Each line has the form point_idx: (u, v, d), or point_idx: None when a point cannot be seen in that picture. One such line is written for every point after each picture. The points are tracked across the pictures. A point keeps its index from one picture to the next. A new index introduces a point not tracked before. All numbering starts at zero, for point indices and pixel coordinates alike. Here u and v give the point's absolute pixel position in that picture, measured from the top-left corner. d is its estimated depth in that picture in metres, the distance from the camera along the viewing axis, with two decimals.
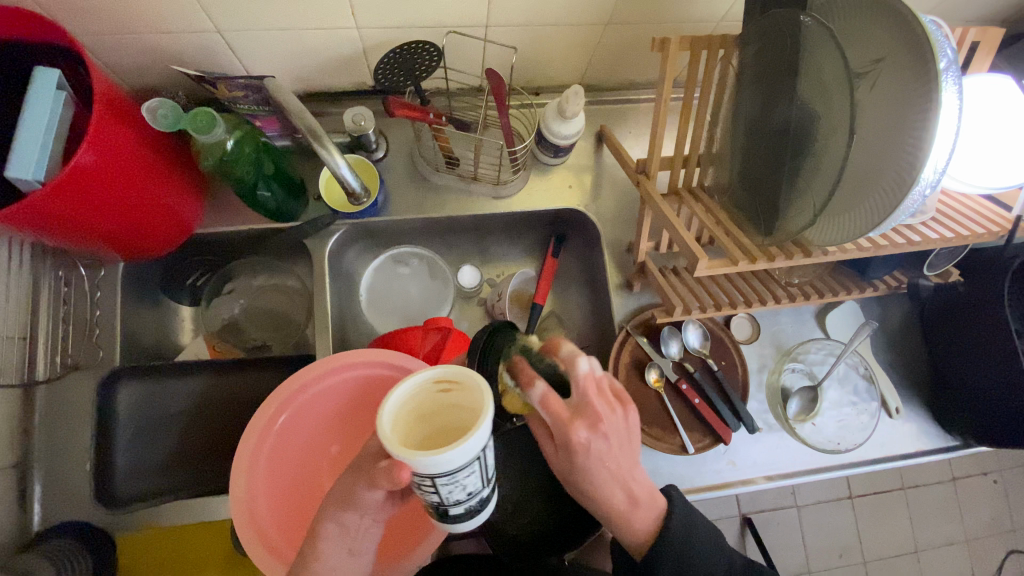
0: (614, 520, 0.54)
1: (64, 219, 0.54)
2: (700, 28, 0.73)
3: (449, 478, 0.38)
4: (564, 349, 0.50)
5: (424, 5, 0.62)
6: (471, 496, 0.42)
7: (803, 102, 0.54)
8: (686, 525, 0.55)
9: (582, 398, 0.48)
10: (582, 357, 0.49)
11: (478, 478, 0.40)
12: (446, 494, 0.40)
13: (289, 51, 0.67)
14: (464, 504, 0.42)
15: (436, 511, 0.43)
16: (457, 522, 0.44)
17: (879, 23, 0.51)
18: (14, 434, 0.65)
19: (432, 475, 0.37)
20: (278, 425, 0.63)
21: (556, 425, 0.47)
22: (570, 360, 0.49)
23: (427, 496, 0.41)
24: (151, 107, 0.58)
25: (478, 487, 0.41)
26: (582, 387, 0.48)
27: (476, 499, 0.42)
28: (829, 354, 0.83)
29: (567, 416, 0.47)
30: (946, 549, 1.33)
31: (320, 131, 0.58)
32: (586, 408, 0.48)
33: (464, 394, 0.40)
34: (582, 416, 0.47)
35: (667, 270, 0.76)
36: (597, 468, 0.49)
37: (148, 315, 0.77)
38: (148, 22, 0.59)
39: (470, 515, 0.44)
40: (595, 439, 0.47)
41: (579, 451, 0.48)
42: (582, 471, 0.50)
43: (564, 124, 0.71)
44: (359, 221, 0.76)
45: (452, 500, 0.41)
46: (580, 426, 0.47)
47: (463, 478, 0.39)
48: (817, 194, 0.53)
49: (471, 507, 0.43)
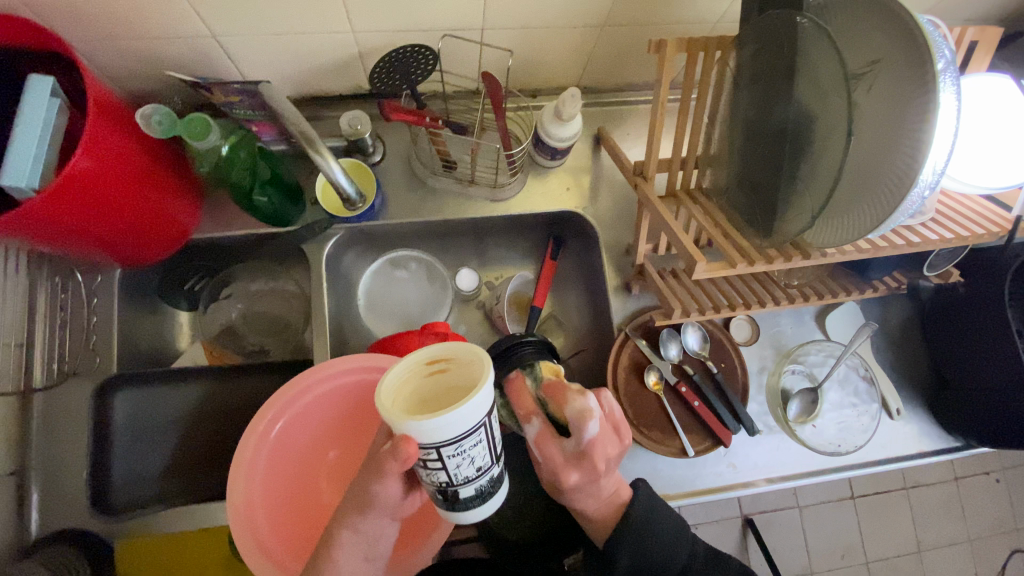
0: (591, 519, 0.57)
1: (58, 225, 0.54)
2: (698, 29, 0.72)
3: (455, 448, 0.39)
4: (570, 409, 0.47)
5: (420, 9, 0.61)
6: (480, 473, 0.42)
7: (800, 104, 0.54)
8: (648, 512, 0.56)
9: (584, 448, 0.49)
10: (587, 425, 0.46)
11: (485, 452, 0.41)
12: (453, 472, 0.40)
13: (284, 56, 0.67)
14: (474, 483, 0.42)
15: (445, 497, 0.43)
16: (469, 508, 0.44)
17: (876, 24, 0.51)
18: (11, 441, 0.65)
19: (437, 444, 0.38)
20: (274, 430, 0.62)
21: (550, 465, 0.50)
22: (576, 425, 0.47)
23: (433, 478, 0.41)
24: (144, 113, 0.58)
25: (486, 462, 0.42)
26: (580, 442, 0.48)
27: (486, 478, 0.43)
28: (828, 356, 0.82)
29: (563, 460, 0.50)
30: (949, 549, 1.32)
31: (314, 136, 0.58)
32: (585, 459, 0.49)
33: (459, 369, 0.40)
34: (577, 464, 0.50)
35: (665, 273, 0.76)
36: (580, 494, 0.54)
37: (146, 320, 0.77)
38: (143, 27, 0.59)
39: (481, 499, 0.44)
40: (585, 477, 0.50)
41: (568, 485, 0.51)
42: (564, 494, 0.54)
43: (560, 126, 0.71)
44: (355, 225, 0.76)
45: (461, 477, 0.41)
46: (576, 470, 0.50)
47: (469, 449, 0.40)
48: (815, 197, 0.52)
49: (482, 489, 0.43)
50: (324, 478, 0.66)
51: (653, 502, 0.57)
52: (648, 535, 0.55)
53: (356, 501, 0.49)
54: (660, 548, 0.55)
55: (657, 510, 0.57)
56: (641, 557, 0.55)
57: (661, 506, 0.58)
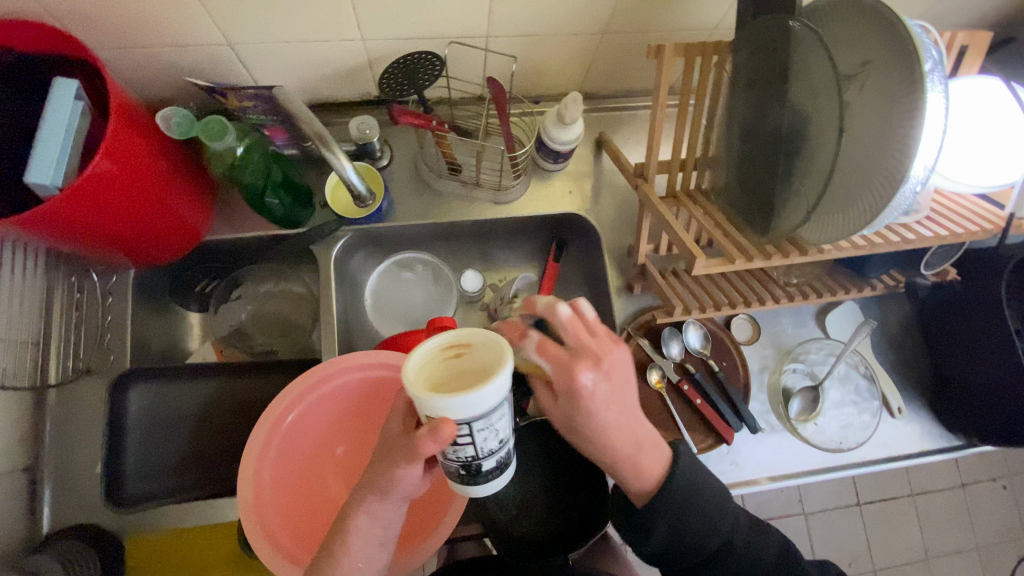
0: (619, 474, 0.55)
1: (73, 223, 0.55)
2: (695, 36, 0.75)
3: (485, 422, 0.40)
4: (540, 304, 0.49)
5: (427, 17, 0.64)
6: (502, 445, 0.44)
7: (795, 105, 0.55)
8: (689, 490, 0.55)
9: (576, 349, 0.48)
10: (559, 306, 0.48)
11: (507, 424, 0.43)
12: (480, 444, 0.42)
13: (296, 63, 0.69)
14: (495, 455, 0.44)
15: (468, 472, 0.44)
16: (488, 481, 0.45)
17: (866, 27, 0.53)
18: (25, 437, 0.68)
19: (469, 419, 0.39)
20: (286, 421, 0.64)
21: (559, 370, 0.47)
22: (551, 311, 0.49)
23: (460, 454, 0.42)
24: (164, 115, 0.61)
25: (507, 434, 0.44)
26: (570, 332, 0.48)
27: (506, 450, 0.44)
28: (829, 354, 0.83)
29: (563, 361, 0.47)
30: (956, 557, 1.31)
31: (328, 137, 0.60)
32: (583, 355, 0.47)
33: (485, 352, 0.41)
34: (583, 356, 0.47)
35: (667, 272, 0.78)
36: (601, 411, 0.49)
37: (159, 322, 0.78)
38: (162, 36, 0.62)
39: (500, 471, 0.46)
40: (600, 376, 0.47)
41: (586, 394, 0.47)
42: (592, 417, 0.49)
43: (563, 130, 0.73)
44: (363, 227, 0.78)
45: (485, 450, 0.42)
46: (584, 363, 0.47)
47: (496, 423, 0.41)
48: (809, 193, 0.54)
49: (501, 461, 0.45)
50: (333, 473, 0.67)
51: (694, 471, 0.56)
52: (688, 512, 0.54)
53: (366, 490, 0.50)
54: (699, 522, 0.54)
55: (699, 485, 0.55)
56: (681, 531, 0.54)
57: (704, 482, 0.56)
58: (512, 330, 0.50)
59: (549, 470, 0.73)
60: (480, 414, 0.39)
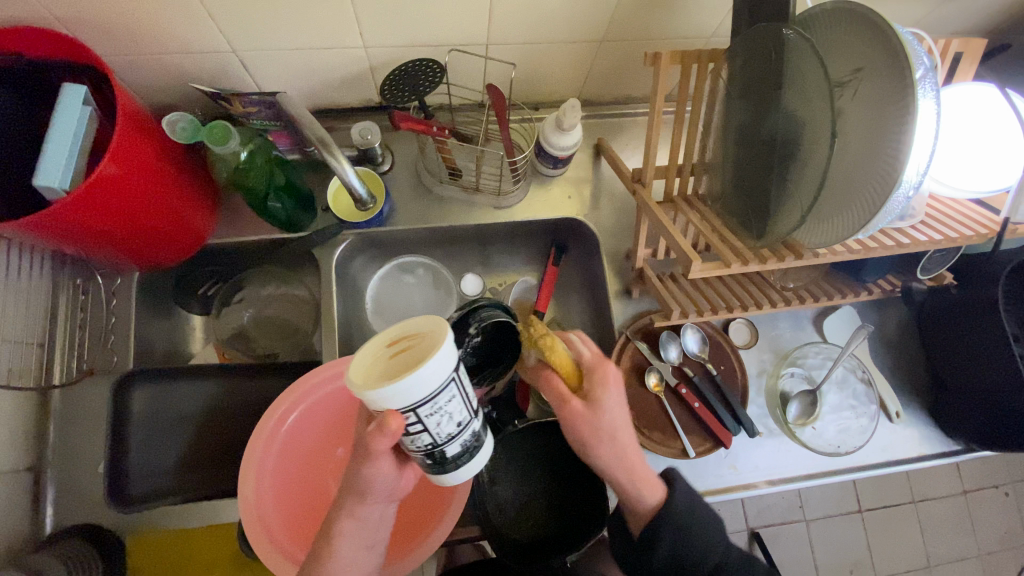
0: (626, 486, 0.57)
1: (79, 226, 0.56)
2: (693, 44, 0.76)
3: (431, 407, 0.40)
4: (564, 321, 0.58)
5: (428, 25, 0.65)
6: (462, 428, 0.43)
7: (787, 111, 0.56)
8: (689, 512, 0.57)
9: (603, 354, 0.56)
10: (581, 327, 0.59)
11: (461, 406, 0.43)
12: (436, 430, 0.42)
13: (300, 69, 0.71)
14: (458, 439, 0.44)
15: (435, 461, 0.44)
16: (459, 465, 0.45)
17: (857, 34, 0.54)
18: (29, 437, 0.69)
19: (414, 405, 0.39)
20: (286, 423, 0.65)
21: (596, 361, 0.54)
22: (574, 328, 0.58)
23: (419, 442, 0.42)
24: (170, 119, 0.62)
25: (465, 416, 0.43)
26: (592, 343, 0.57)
27: (468, 432, 0.44)
28: (827, 358, 0.83)
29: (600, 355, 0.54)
30: (958, 565, 1.31)
31: (330, 140, 0.61)
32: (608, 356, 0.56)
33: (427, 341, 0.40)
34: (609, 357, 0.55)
35: (665, 277, 0.78)
36: (616, 411, 0.53)
37: (163, 325, 0.79)
38: (168, 43, 0.63)
39: (468, 453, 0.45)
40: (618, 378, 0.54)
41: (611, 387, 0.53)
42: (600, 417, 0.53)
43: (562, 136, 0.74)
44: (364, 231, 0.79)
45: (444, 435, 0.42)
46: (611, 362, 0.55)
47: (446, 407, 0.41)
48: (803, 197, 0.55)
49: (467, 444, 0.45)
50: (333, 475, 0.68)
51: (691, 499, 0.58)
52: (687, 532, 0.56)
53: (368, 491, 0.51)
54: (700, 537, 0.57)
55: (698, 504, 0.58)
56: (681, 547, 0.56)
57: (701, 503, 0.58)
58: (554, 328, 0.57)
59: (546, 472, 0.73)
60: (419, 399, 0.39)
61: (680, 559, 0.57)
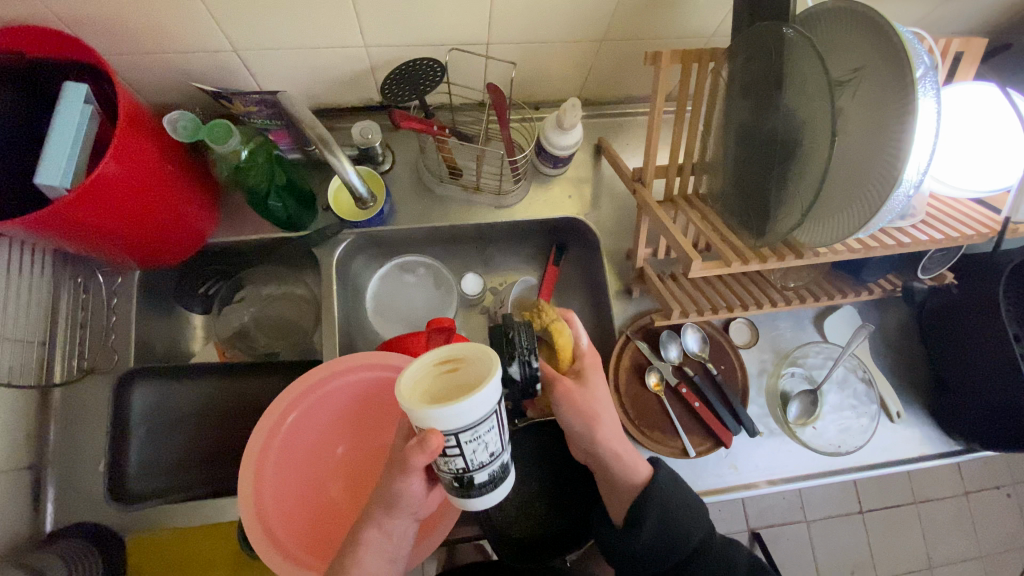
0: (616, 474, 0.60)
1: (80, 225, 0.56)
2: (693, 43, 0.76)
3: (472, 434, 0.40)
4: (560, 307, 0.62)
5: (429, 24, 0.65)
6: (493, 458, 0.43)
7: (788, 110, 0.56)
8: (670, 486, 0.60)
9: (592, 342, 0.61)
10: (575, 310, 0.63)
11: (498, 437, 0.43)
12: (470, 457, 0.42)
13: (301, 69, 0.71)
14: (487, 469, 0.44)
15: (460, 485, 0.44)
16: (483, 494, 0.45)
17: (858, 34, 0.54)
18: (31, 436, 0.69)
19: (457, 430, 0.39)
20: (287, 420, 0.65)
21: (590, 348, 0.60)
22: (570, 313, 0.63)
23: (451, 466, 0.42)
24: (171, 118, 0.62)
25: (499, 447, 0.43)
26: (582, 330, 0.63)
27: (498, 463, 0.44)
28: (828, 358, 0.83)
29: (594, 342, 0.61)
30: (959, 566, 1.30)
31: (330, 139, 0.61)
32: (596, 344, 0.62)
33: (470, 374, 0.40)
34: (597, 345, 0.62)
35: (665, 277, 0.78)
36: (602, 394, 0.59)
37: (164, 324, 0.79)
38: (169, 42, 0.63)
39: (493, 484, 0.45)
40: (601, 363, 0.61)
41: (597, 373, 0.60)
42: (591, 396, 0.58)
43: (563, 135, 0.74)
44: (366, 230, 0.79)
45: (476, 463, 0.42)
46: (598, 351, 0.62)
47: (484, 435, 0.41)
48: (803, 196, 0.54)
49: (494, 475, 0.45)
50: (333, 475, 0.67)
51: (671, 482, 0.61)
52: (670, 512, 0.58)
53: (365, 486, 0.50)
54: (683, 519, 0.58)
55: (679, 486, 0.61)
56: (665, 527, 0.58)
57: (683, 488, 0.61)
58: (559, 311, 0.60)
59: (546, 471, 0.73)
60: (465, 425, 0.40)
61: (663, 541, 0.58)
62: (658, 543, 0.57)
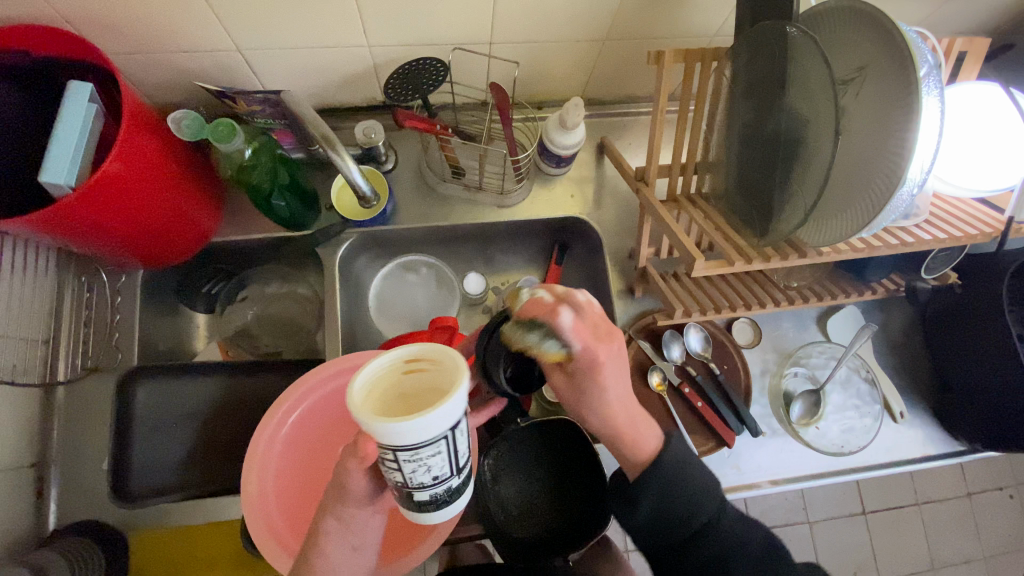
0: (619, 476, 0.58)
1: (82, 225, 0.56)
2: (696, 42, 0.76)
3: (412, 456, 0.38)
4: (560, 288, 0.50)
5: (432, 23, 0.65)
6: (437, 481, 0.42)
7: (792, 109, 0.56)
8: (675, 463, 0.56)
9: (590, 338, 0.50)
10: (579, 290, 0.50)
11: (444, 462, 0.40)
12: (410, 474, 0.40)
13: (305, 68, 0.71)
14: (429, 489, 0.42)
15: (404, 494, 0.43)
16: (425, 508, 0.44)
17: (862, 32, 0.54)
18: (34, 434, 0.69)
19: (394, 447, 0.38)
20: (290, 419, 0.65)
21: (587, 346, 0.50)
22: (571, 293, 0.50)
23: (393, 476, 0.41)
24: (175, 117, 0.63)
25: (444, 472, 0.41)
26: (590, 313, 0.50)
27: (442, 487, 0.42)
28: (830, 358, 0.84)
29: (592, 339, 0.50)
30: (962, 567, 1.30)
31: (334, 138, 0.61)
32: (604, 331, 0.51)
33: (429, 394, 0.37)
34: (602, 336, 0.51)
35: (668, 276, 0.78)
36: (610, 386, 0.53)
37: (167, 323, 0.80)
38: (173, 42, 0.63)
39: (435, 504, 0.44)
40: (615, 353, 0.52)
41: (603, 368, 0.51)
42: (597, 390, 0.53)
43: (566, 135, 0.74)
44: (368, 229, 0.79)
45: (416, 482, 0.41)
46: (604, 344, 0.51)
47: (428, 458, 0.39)
48: (807, 195, 0.54)
49: (439, 495, 0.43)
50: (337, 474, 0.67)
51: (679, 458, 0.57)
52: (673, 489, 0.55)
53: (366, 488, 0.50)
54: (682, 496, 0.55)
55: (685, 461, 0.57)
56: (663, 504, 0.55)
57: (688, 463, 0.57)
58: (540, 309, 0.48)
59: (550, 471, 0.73)
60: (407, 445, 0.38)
61: (660, 518, 0.56)
62: (656, 522, 0.56)
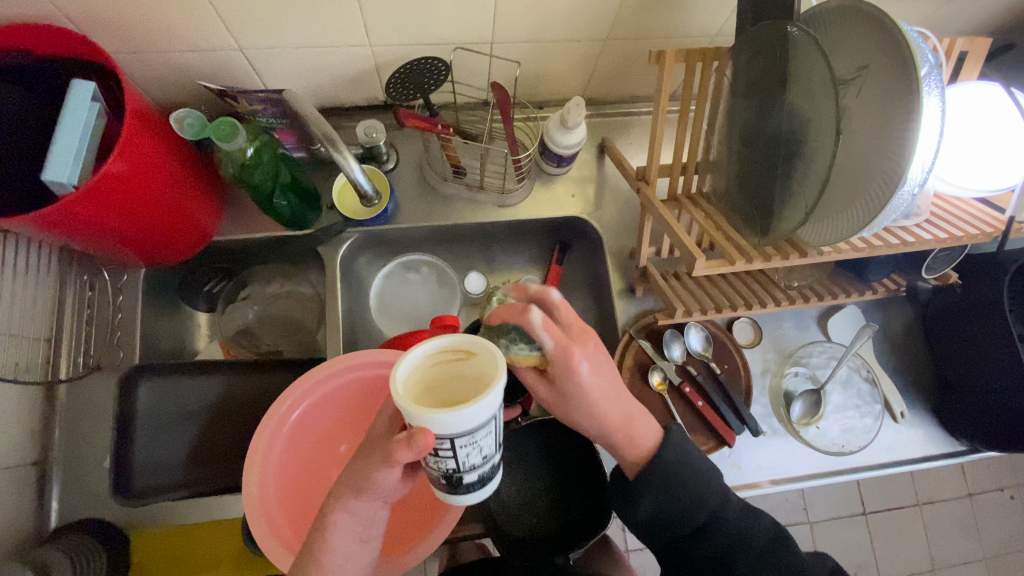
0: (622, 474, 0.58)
1: (85, 222, 0.56)
2: (697, 42, 0.76)
3: (468, 439, 0.39)
4: (533, 289, 0.51)
5: (433, 23, 0.66)
6: (485, 461, 0.42)
7: (793, 109, 0.56)
8: (681, 459, 0.56)
9: (562, 340, 0.49)
10: (553, 289, 0.50)
11: (492, 441, 0.41)
12: (462, 458, 0.40)
13: (307, 67, 0.71)
14: (478, 470, 0.42)
15: (450, 481, 0.43)
16: (470, 491, 0.44)
17: (864, 32, 0.54)
18: (36, 432, 0.69)
19: (452, 435, 0.38)
20: (290, 419, 0.65)
21: (559, 348, 0.49)
22: (543, 293, 0.50)
23: (441, 465, 0.41)
24: (178, 116, 0.63)
25: (492, 451, 0.42)
26: (562, 313, 0.50)
27: (489, 465, 0.43)
28: (831, 358, 0.83)
29: (564, 340, 0.49)
30: (963, 568, 1.30)
31: (336, 137, 0.61)
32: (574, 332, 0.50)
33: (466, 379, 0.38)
34: (574, 336, 0.50)
35: (669, 276, 0.78)
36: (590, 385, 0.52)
37: (168, 322, 0.80)
38: (176, 41, 0.64)
39: (482, 483, 0.44)
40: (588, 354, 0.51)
41: (580, 369, 0.50)
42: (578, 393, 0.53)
43: (567, 134, 0.74)
44: (370, 228, 0.79)
45: (467, 465, 0.41)
46: (576, 345, 0.50)
47: (480, 440, 0.40)
48: (808, 195, 0.54)
49: (484, 475, 0.44)
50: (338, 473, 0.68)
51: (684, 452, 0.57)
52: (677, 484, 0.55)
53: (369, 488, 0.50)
54: (687, 493, 0.55)
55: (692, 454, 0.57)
56: (665, 503, 0.55)
57: (694, 457, 0.57)
58: (510, 312, 0.47)
59: (549, 470, 0.73)
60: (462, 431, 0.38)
61: (665, 516, 0.56)
62: (661, 517, 0.56)
